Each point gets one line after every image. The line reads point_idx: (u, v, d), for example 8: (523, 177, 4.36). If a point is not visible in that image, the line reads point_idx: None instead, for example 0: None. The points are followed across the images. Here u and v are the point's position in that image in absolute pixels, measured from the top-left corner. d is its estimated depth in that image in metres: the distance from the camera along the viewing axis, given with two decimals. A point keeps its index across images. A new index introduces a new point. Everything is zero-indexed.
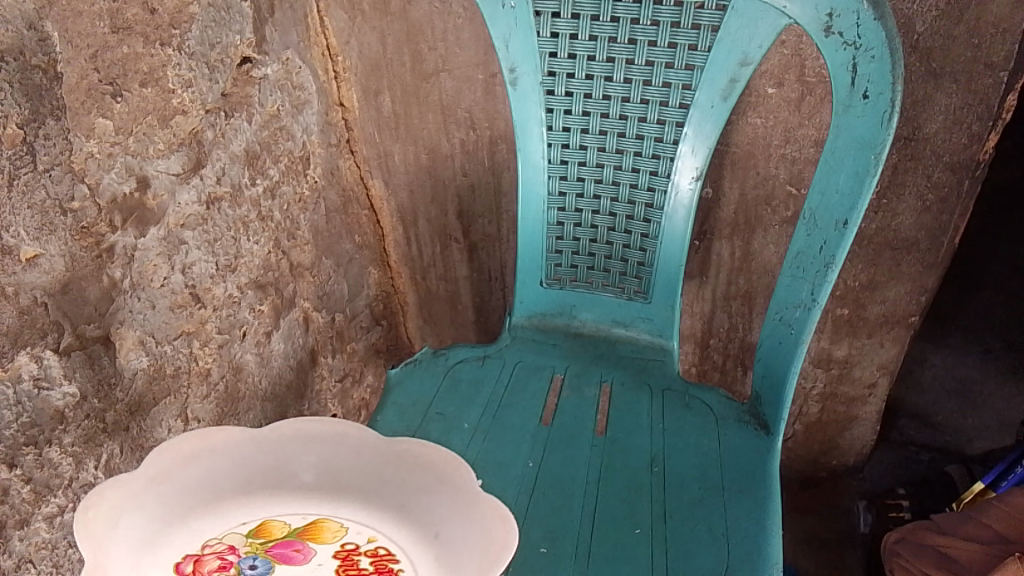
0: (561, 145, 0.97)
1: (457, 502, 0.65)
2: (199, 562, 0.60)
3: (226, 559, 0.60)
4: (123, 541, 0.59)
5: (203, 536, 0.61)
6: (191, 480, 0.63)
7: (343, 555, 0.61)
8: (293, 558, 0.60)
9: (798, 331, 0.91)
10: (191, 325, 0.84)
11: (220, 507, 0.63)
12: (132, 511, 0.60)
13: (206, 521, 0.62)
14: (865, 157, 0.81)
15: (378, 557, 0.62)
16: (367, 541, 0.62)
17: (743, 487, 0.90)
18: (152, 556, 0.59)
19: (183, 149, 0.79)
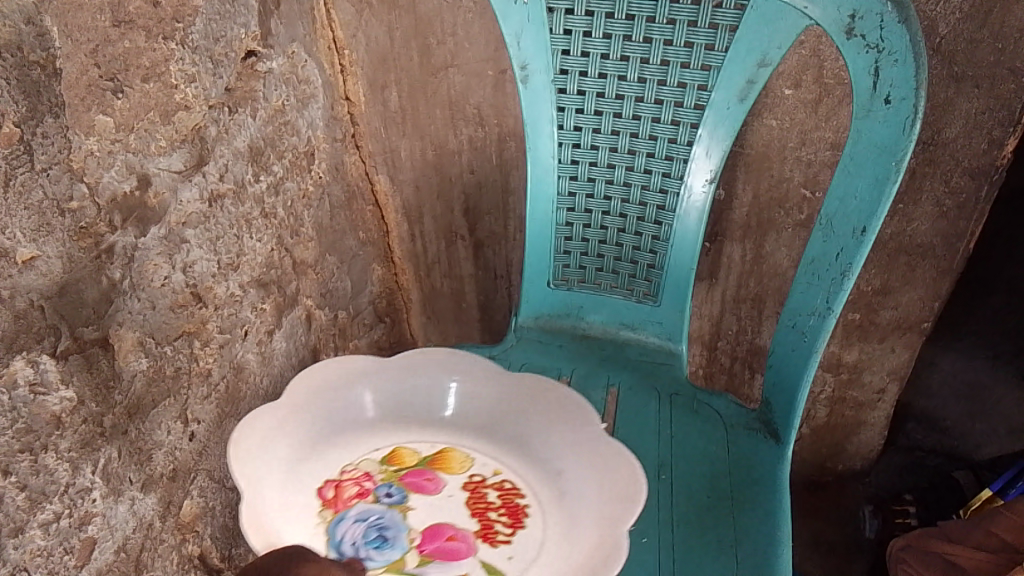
0: (571, 145, 0.95)
1: (577, 440, 0.78)
2: (339, 487, 0.77)
3: (363, 485, 0.77)
4: (273, 464, 0.74)
5: (343, 458, 0.79)
6: (338, 407, 0.80)
7: (474, 485, 0.78)
8: (425, 487, 0.78)
9: (812, 339, 0.89)
10: (192, 325, 0.83)
11: (363, 428, 0.81)
12: (277, 438, 0.75)
13: (355, 437, 0.81)
14: (885, 163, 0.79)
15: (504, 488, 0.78)
16: (493, 473, 0.79)
17: (752, 496, 0.89)
18: (304, 471, 0.76)
19: (185, 145, 0.77)
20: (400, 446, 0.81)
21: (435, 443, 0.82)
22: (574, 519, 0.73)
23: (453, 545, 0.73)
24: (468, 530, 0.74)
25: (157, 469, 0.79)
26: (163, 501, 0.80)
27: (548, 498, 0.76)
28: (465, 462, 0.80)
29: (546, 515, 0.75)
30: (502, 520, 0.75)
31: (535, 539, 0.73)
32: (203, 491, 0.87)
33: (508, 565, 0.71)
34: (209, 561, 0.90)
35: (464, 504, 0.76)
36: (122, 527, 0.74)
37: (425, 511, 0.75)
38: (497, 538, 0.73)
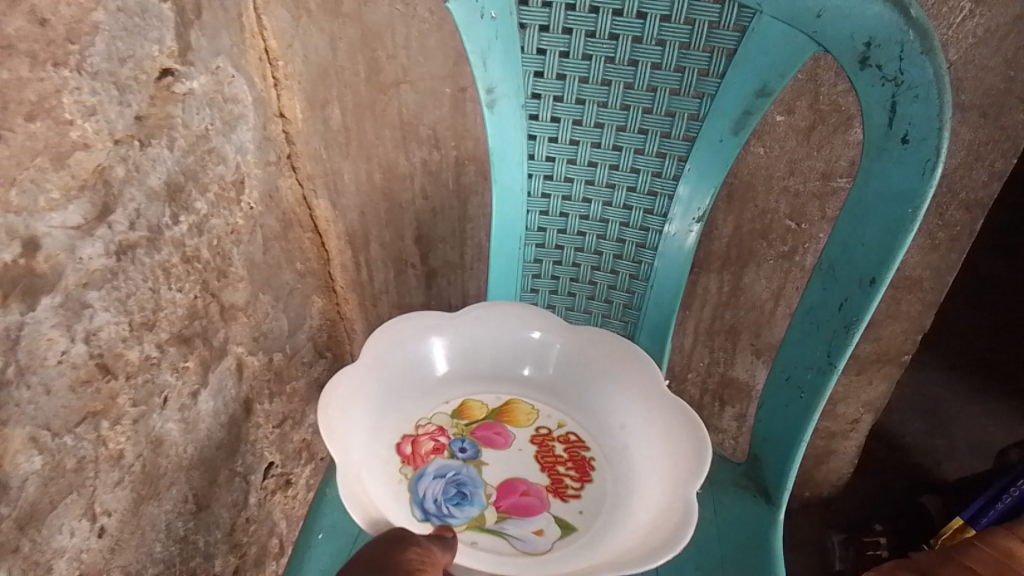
0: (543, 177, 0.84)
1: (640, 396, 0.80)
2: (418, 443, 0.80)
3: (439, 439, 0.81)
4: (359, 417, 0.76)
5: (418, 413, 0.83)
6: (414, 364, 0.84)
7: (540, 437, 0.83)
8: (495, 441, 0.82)
9: (810, 395, 0.80)
10: (99, 403, 0.68)
11: (438, 383, 0.85)
12: (359, 396, 0.77)
13: (424, 394, 0.84)
14: (900, 211, 0.69)
15: (570, 441, 0.82)
16: (558, 426, 0.84)
17: (744, 563, 0.82)
18: (383, 423, 0.79)
19: (85, 194, 0.63)
20: (467, 399, 0.85)
21: (502, 396, 0.86)
22: (635, 471, 0.77)
23: (526, 500, 0.76)
24: (539, 484, 0.78)
25: None
26: None
27: (613, 454, 0.80)
28: (530, 414, 0.85)
29: (612, 467, 0.79)
30: (571, 475, 0.79)
31: (603, 493, 0.77)
32: None
33: (580, 519, 0.75)
34: None
35: (534, 459, 0.80)
36: None
37: (498, 464, 0.79)
38: (567, 493, 0.77)
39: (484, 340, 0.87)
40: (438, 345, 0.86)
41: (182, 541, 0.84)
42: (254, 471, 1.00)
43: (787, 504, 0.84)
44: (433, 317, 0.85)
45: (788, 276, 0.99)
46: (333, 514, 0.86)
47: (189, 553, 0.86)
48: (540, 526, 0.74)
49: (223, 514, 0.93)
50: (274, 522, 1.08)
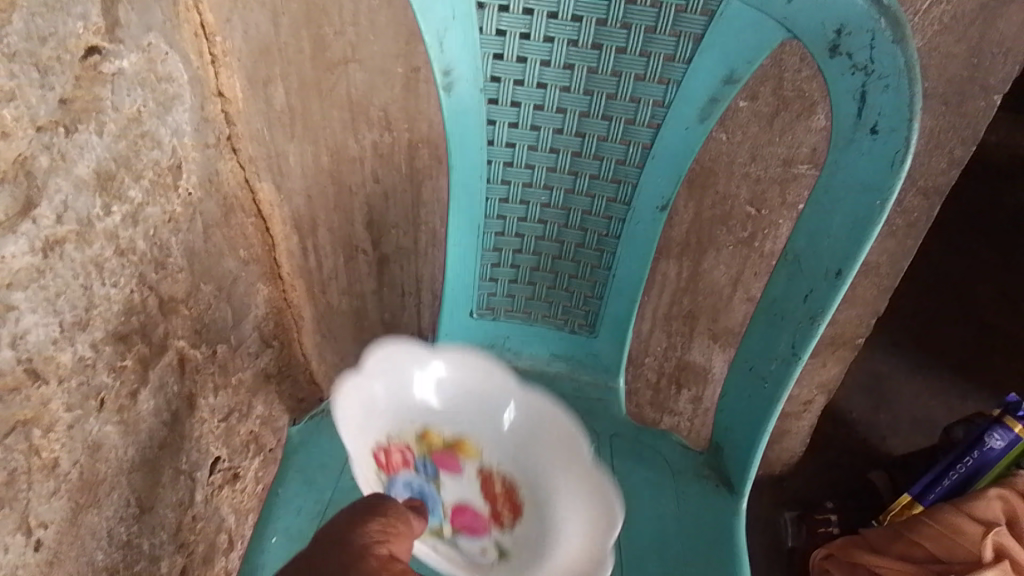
0: (503, 163, 0.81)
1: (571, 467, 0.74)
2: (388, 454, 0.78)
3: (406, 457, 0.79)
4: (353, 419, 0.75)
5: (398, 427, 0.80)
6: (407, 384, 0.80)
7: (484, 472, 0.79)
8: (450, 466, 0.79)
9: (773, 386, 0.79)
10: (29, 412, 0.64)
11: (424, 404, 0.81)
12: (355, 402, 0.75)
13: (414, 412, 0.80)
14: (869, 202, 0.68)
15: (511, 480, 0.79)
16: (506, 462, 0.80)
17: (707, 556, 0.80)
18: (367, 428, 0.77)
19: (6, 187, 0.57)
20: (442, 423, 0.81)
21: (457, 428, 0.80)
22: (563, 531, 0.73)
23: (475, 523, 0.78)
24: (484, 511, 0.78)
25: None
26: None
27: (540, 496, 0.76)
28: (478, 449, 0.80)
29: (541, 509, 0.76)
30: (506, 509, 0.78)
31: (533, 530, 0.76)
32: None
33: (512, 556, 0.75)
34: None
35: (478, 489, 0.79)
36: None
37: (451, 486, 0.79)
38: (504, 525, 0.77)
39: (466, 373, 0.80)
40: (438, 369, 0.81)
41: (125, 546, 0.80)
42: (200, 467, 0.96)
43: (748, 492, 0.84)
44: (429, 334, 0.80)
45: (746, 261, 0.98)
46: (288, 515, 0.82)
47: (133, 558, 0.82)
48: (486, 548, 0.76)
49: (168, 514, 0.89)
50: (222, 516, 1.04)
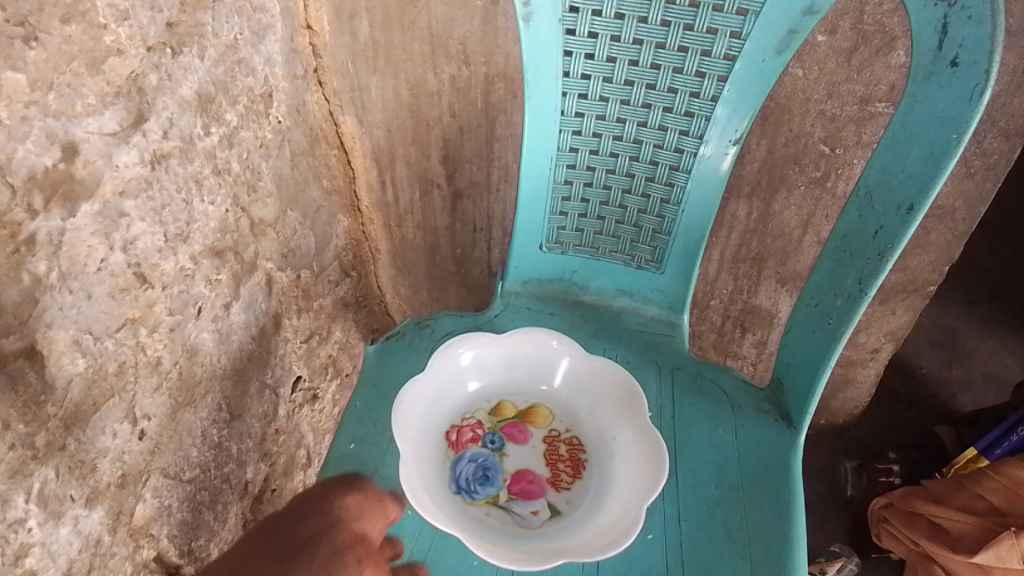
0: (577, 95, 0.83)
1: (627, 420, 0.85)
2: (460, 432, 0.86)
3: (475, 431, 0.87)
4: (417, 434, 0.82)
5: (459, 411, 0.88)
6: (461, 374, 0.88)
7: (548, 439, 0.88)
8: (516, 437, 0.87)
9: (837, 322, 0.80)
10: (137, 311, 0.70)
11: (479, 390, 0.90)
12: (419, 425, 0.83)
13: (469, 399, 0.89)
14: (945, 136, 0.68)
15: (571, 443, 0.87)
16: (566, 428, 0.89)
17: (764, 486, 0.82)
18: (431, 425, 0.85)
19: (120, 101, 0.63)
20: (503, 400, 0.90)
21: (531, 399, 0.90)
22: (613, 477, 0.83)
23: (531, 487, 0.83)
24: (542, 476, 0.85)
25: (102, 479, 0.68)
26: (112, 512, 0.70)
27: (602, 455, 0.85)
28: (550, 417, 0.89)
29: (602, 468, 0.84)
30: (566, 470, 0.85)
31: (589, 490, 0.83)
32: (157, 491, 0.77)
33: (567, 510, 0.82)
34: (167, 562, 0.80)
35: (542, 456, 0.86)
36: (65, 551, 0.64)
37: (515, 457, 0.86)
38: (561, 484, 0.84)
39: (523, 352, 0.90)
40: (490, 348, 0.90)
41: (216, 447, 0.87)
42: (283, 384, 1.03)
43: (808, 428, 0.85)
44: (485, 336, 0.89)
45: (818, 203, 0.99)
46: (361, 426, 0.83)
47: (223, 459, 0.89)
48: (538, 509, 0.82)
49: (254, 424, 0.96)
50: (301, 434, 1.12)
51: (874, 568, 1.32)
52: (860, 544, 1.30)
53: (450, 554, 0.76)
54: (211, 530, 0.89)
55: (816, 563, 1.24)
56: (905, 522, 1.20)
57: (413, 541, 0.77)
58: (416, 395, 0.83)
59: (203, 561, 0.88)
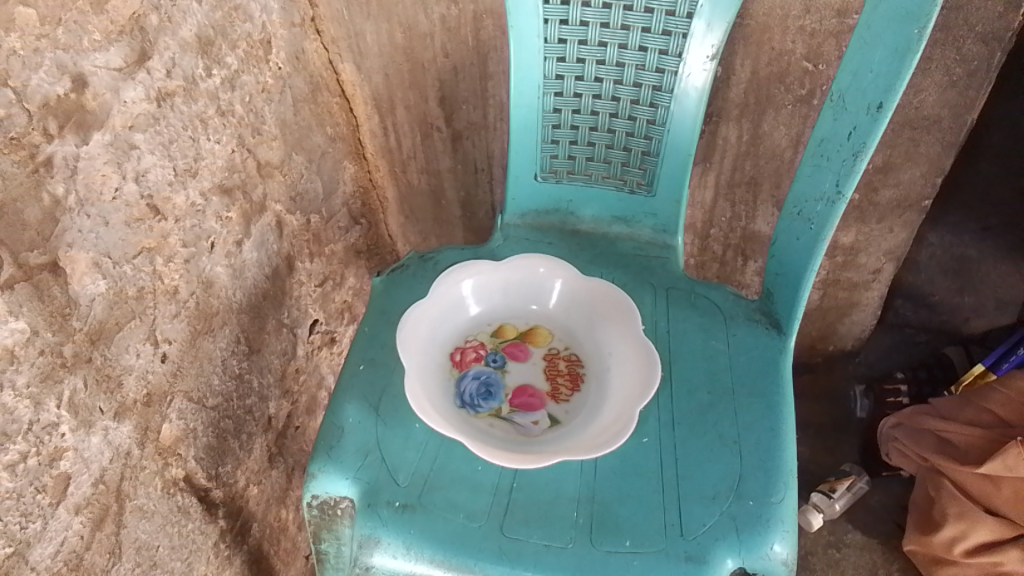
0: (558, 22, 0.87)
1: (621, 333, 0.89)
2: (463, 353, 0.91)
3: (478, 352, 0.91)
4: (421, 354, 0.87)
5: (463, 334, 0.92)
6: (462, 300, 0.92)
7: (548, 356, 0.92)
8: (518, 355, 0.92)
9: (819, 226, 0.83)
10: (152, 241, 0.75)
11: (481, 314, 0.94)
12: (422, 345, 0.87)
13: (472, 323, 0.93)
14: (906, 32, 0.70)
15: (570, 359, 0.91)
16: (565, 346, 0.93)
17: (754, 389, 0.85)
18: (435, 346, 0.89)
19: (124, 38, 0.68)
20: (504, 323, 0.94)
21: (530, 320, 0.94)
22: (609, 387, 0.87)
23: (531, 400, 0.88)
24: (542, 390, 0.89)
25: (129, 396, 0.74)
26: (140, 428, 0.76)
27: (599, 369, 0.89)
28: (549, 336, 0.93)
29: (599, 381, 0.88)
30: (565, 384, 0.89)
31: (586, 401, 0.87)
32: (182, 413, 0.82)
33: (566, 420, 0.86)
34: (196, 483, 0.86)
35: (542, 372, 0.91)
36: (98, 459, 0.70)
37: (516, 373, 0.90)
38: (560, 397, 0.88)
39: (521, 277, 0.94)
40: (489, 275, 0.94)
41: (237, 378, 0.93)
42: (300, 324, 1.08)
43: (797, 332, 0.88)
44: (484, 263, 0.93)
45: (806, 120, 1.01)
46: (371, 349, 0.88)
47: (245, 391, 0.95)
48: (538, 420, 0.86)
49: (274, 360, 1.02)
50: (321, 375, 1.18)
51: (885, 487, 1.36)
52: (870, 462, 1.35)
53: (455, 461, 0.81)
54: (237, 457, 0.95)
55: (826, 482, 1.34)
56: (913, 438, 1.22)
57: (421, 450, 0.81)
58: (421, 317, 0.87)
59: (232, 486, 0.94)
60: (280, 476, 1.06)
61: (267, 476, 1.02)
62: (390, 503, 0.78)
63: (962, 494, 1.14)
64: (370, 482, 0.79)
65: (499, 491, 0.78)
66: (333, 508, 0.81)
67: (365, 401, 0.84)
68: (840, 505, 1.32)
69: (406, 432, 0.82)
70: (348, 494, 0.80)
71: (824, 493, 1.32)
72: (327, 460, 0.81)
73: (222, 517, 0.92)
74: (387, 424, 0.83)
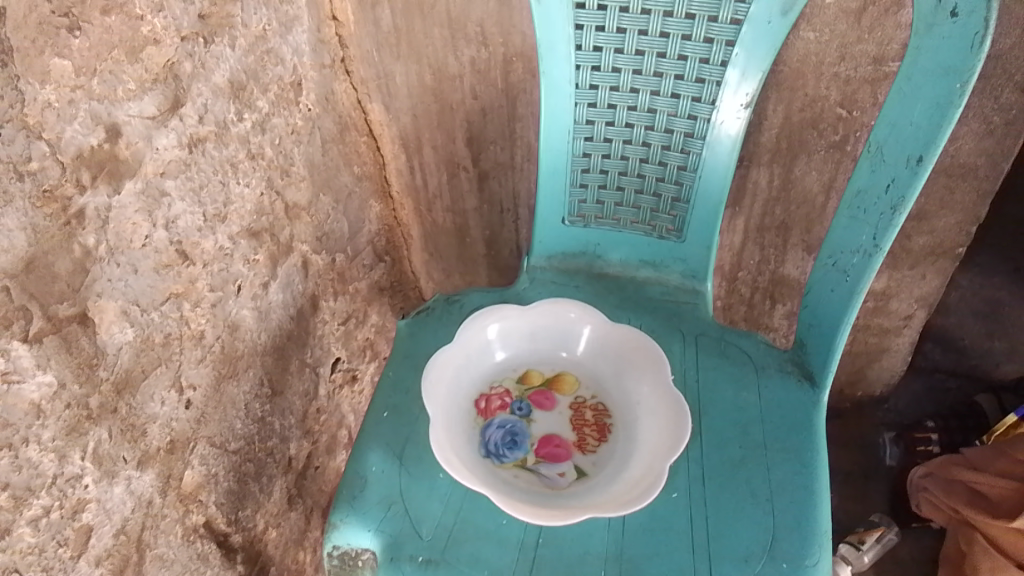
0: (590, 68, 0.87)
1: (649, 383, 0.87)
2: (488, 400, 0.89)
3: (503, 399, 0.90)
4: (446, 401, 0.85)
5: (488, 381, 0.91)
6: (487, 344, 0.91)
7: (574, 405, 0.91)
8: (544, 403, 0.90)
9: (855, 278, 0.81)
10: (180, 287, 0.75)
11: (506, 360, 0.93)
12: (446, 391, 0.85)
13: (497, 369, 0.92)
14: (949, 86, 0.68)
15: (597, 409, 0.90)
16: (591, 395, 0.91)
17: (786, 444, 0.83)
18: (459, 393, 0.88)
19: (158, 86, 0.68)
20: (530, 369, 0.93)
21: (556, 367, 0.93)
22: (638, 439, 0.85)
23: (558, 451, 0.86)
24: (569, 440, 0.87)
25: (153, 443, 0.73)
26: (163, 476, 0.75)
27: (627, 419, 0.88)
28: (576, 384, 0.92)
29: (627, 432, 0.87)
30: (592, 434, 0.88)
31: (614, 452, 0.85)
32: (204, 459, 0.81)
33: (593, 472, 0.84)
34: (216, 529, 0.85)
35: (568, 421, 0.89)
36: (120, 509, 0.69)
37: (542, 422, 0.89)
38: (587, 447, 0.86)
39: (547, 323, 0.93)
40: (515, 320, 0.92)
41: (259, 421, 0.91)
42: (323, 364, 1.07)
43: (831, 385, 0.86)
44: (510, 308, 0.92)
45: (839, 166, 1.00)
46: (396, 395, 0.87)
47: (267, 433, 0.94)
48: (565, 471, 0.84)
49: (296, 401, 1.01)
50: (342, 414, 1.16)
51: (916, 538, 1.34)
52: (898, 511, 1.33)
53: (480, 514, 0.79)
54: (257, 500, 0.93)
55: (855, 533, 1.29)
56: (944, 489, 1.20)
57: (446, 501, 0.80)
58: (446, 363, 0.86)
59: (251, 530, 0.93)
60: (300, 517, 1.05)
61: (286, 518, 1.01)
62: (413, 558, 0.76)
63: (993, 548, 1.10)
64: (393, 535, 0.78)
65: (524, 548, 0.77)
66: (355, 559, 0.78)
67: (389, 449, 0.83)
68: (868, 558, 1.27)
69: (430, 482, 0.81)
70: (370, 546, 0.78)
71: (852, 544, 1.26)
72: (349, 511, 0.79)
73: (241, 563, 0.91)
74: (411, 473, 0.82)
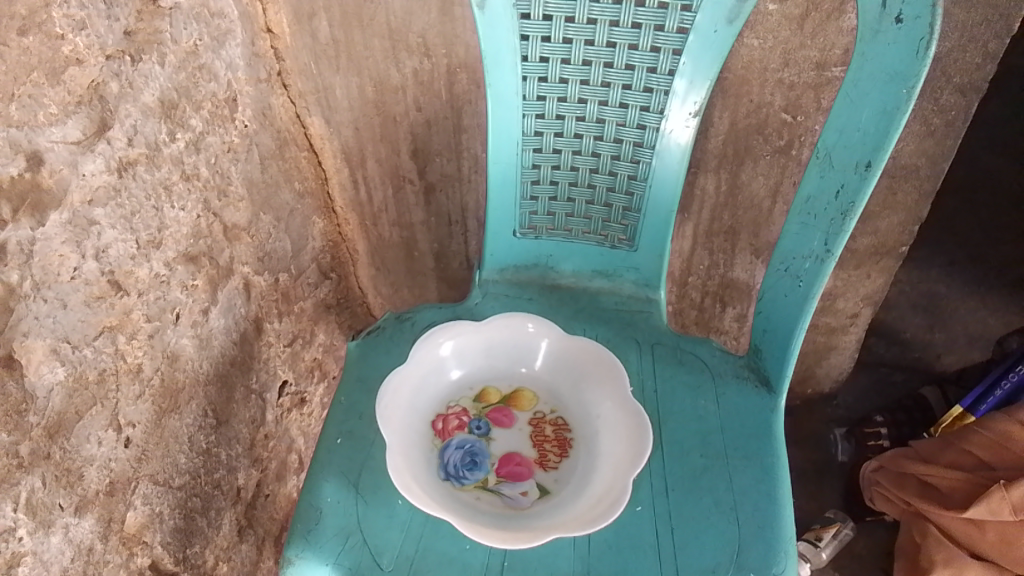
0: (537, 79, 0.85)
1: (609, 396, 0.86)
2: (446, 420, 0.87)
3: (461, 419, 0.88)
4: (402, 423, 0.82)
5: (444, 401, 0.89)
6: (442, 363, 0.89)
7: (533, 421, 0.89)
8: (503, 421, 0.88)
9: (808, 283, 0.81)
10: (114, 319, 0.70)
11: (463, 378, 0.90)
12: (402, 413, 0.83)
13: (454, 387, 0.90)
14: (895, 91, 0.69)
15: (557, 424, 0.88)
16: (550, 410, 0.89)
17: (746, 452, 0.82)
18: (415, 415, 0.85)
19: (83, 109, 0.63)
20: (487, 386, 0.91)
21: (514, 382, 0.91)
22: (599, 453, 0.84)
23: (519, 469, 0.84)
24: (529, 457, 0.85)
25: (90, 488, 0.68)
26: (103, 520, 0.70)
27: (587, 433, 0.86)
28: (534, 399, 0.90)
29: (588, 447, 0.85)
30: (553, 450, 0.86)
31: (576, 468, 0.84)
32: (147, 498, 0.77)
33: (556, 489, 0.82)
34: (163, 570, 0.81)
35: (528, 438, 0.87)
36: (58, 560, 0.64)
37: (501, 440, 0.87)
38: (549, 464, 0.85)
39: (503, 338, 0.91)
40: (470, 336, 0.90)
41: (204, 453, 0.87)
42: (269, 388, 1.03)
43: (787, 391, 0.86)
44: (464, 325, 0.90)
45: (785, 170, 1.00)
46: (347, 421, 0.84)
47: (212, 465, 0.89)
48: (527, 490, 0.82)
49: (242, 429, 0.96)
50: (291, 438, 1.13)
51: (870, 531, 1.36)
52: (854, 507, 1.34)
53: (441, 540, 0.77)
54: (205, 537, 0.89)
55: (812, 530, 1.32)
56: (896, 482, 1.22)
57: (406, 529, 0.77)
58: (401, 385, 0.83)
59: (200, 568, 0.88)
60: (250, 550, 1.00)
61: (237, 552, 0.97)
62: None
63: (947, 539, 1.12)
64: (352, 568, 0.75)
65: (489, 571, 0.75)
66: None
67: (344, 477, 0.80)
68: (826, 554, 1.30)
69: (389, 509, 0.78)
70: None
71: (809, 541, 1.30)
72: (305, 545, 0.76)
73: None
74: (368, 502, 0.79)
